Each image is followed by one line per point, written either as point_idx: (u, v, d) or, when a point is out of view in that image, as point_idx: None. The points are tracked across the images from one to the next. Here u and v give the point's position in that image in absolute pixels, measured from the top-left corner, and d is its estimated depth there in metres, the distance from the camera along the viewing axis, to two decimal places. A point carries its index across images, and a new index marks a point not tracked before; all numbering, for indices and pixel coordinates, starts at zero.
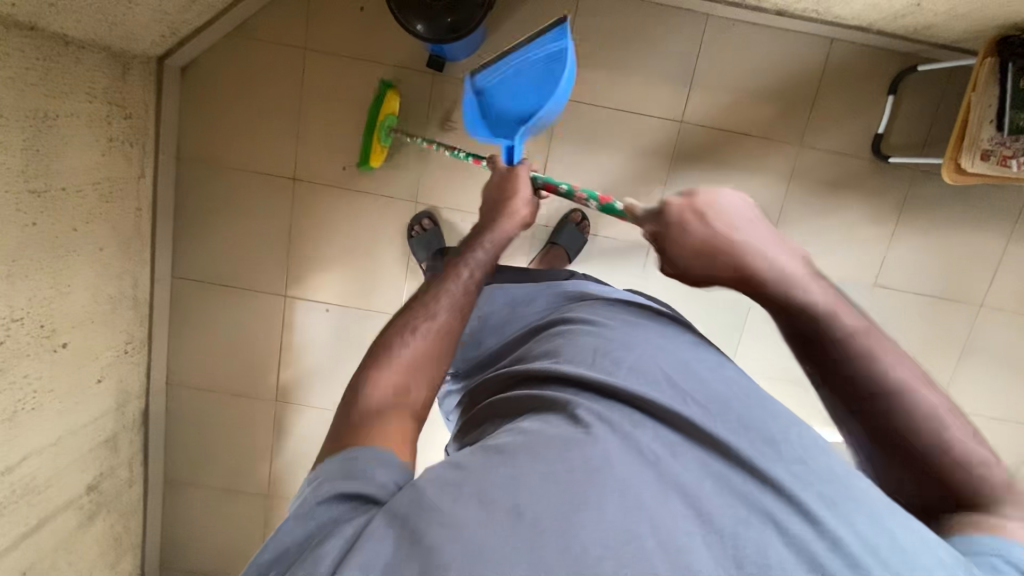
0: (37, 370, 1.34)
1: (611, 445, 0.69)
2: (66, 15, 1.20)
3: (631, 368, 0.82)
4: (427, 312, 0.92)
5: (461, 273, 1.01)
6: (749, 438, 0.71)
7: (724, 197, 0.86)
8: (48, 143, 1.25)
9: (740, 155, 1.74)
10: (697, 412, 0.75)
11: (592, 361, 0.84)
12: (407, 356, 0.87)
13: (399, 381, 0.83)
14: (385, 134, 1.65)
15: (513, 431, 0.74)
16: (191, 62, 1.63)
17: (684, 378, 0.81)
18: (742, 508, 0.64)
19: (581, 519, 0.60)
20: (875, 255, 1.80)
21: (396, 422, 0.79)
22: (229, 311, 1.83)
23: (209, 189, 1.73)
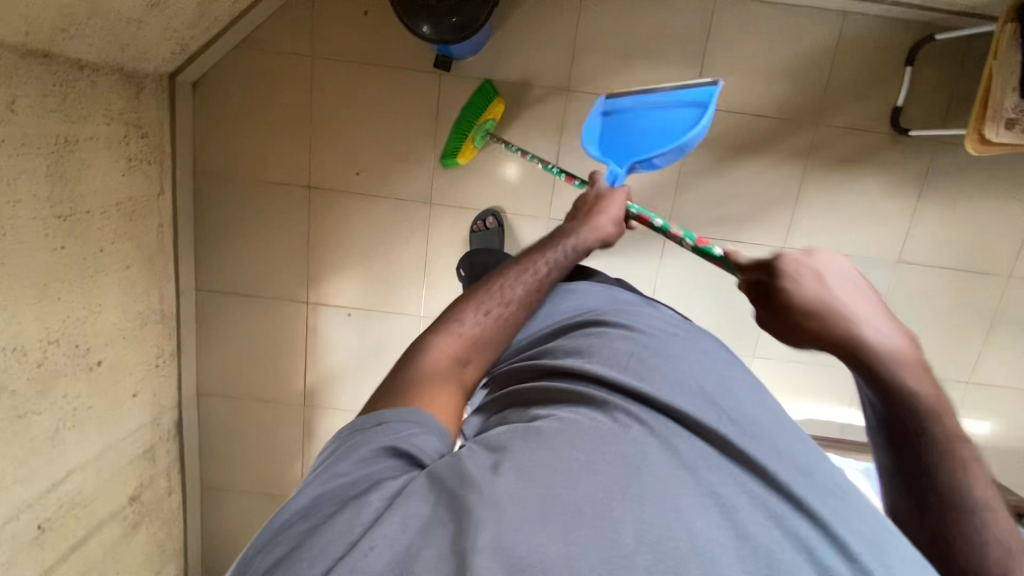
0: (75, 389, 1.38)
1: (650, 451, 0.68)
2: (78, 40, 1.21)
3: (671, 371, 0.80)
4: (501, 295, 0.99)
5: (538, 267, 1.05)
6: (779, 453, 0.70)
7: (836, 265, 0.76)
8: (69, 167, 1.28)
9: (756, 137, 1.71)
10: (733, 426, 0.73)
11: (630, 361, 0.82)
12: (471, 329, 0.94)
13: (456, 350, 0.91)
14: (480, 137, 1.66)
15: (549, 418, 0.74)
16: (201, 76, 1.65)
17: (723, 390, 0.78)
18: (773, 528, 0.63)
19: (616, 512, 0.61)
20: (898, 230, 1.78)
21: (450, 391, 0.86)
22: (253, 321, 1.87)
23: (227, 202, 1.75)
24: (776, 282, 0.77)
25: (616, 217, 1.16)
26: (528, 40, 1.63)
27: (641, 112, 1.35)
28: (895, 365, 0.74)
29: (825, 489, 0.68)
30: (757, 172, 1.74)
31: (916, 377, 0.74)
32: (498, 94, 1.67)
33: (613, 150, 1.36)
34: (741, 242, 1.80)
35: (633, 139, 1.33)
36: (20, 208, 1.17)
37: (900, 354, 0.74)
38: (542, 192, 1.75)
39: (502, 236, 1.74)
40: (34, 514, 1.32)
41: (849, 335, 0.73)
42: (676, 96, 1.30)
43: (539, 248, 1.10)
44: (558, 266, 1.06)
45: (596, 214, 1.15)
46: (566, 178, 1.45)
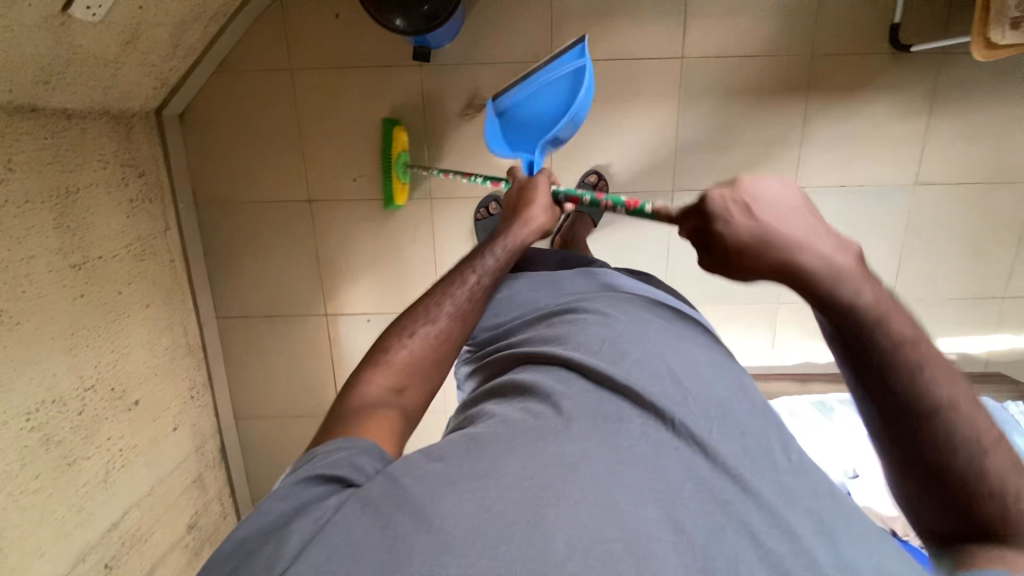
0: (118, 430, 1.42)
1: (591, 447, 0.68)
2: (61, 90, 1.22)
3: (636, 360, 0.80)
4: (427, 315, 0.98)
5: (469, 276, 1.05)
6: (743, 446, 0.71)
7: (769, 188, 0.68)
8: (74, 217, 1.29)
9: (751, 79, 1.66)
10: (691, 413, 0.73)
11: (598, 351, 0.83)
12: (400, 357, 0.92)
13: (391, 380, 0.89)
14: (402, 170, 1.68)
15: (496, 421, 0.75)
16: (186, 107, 1.65)
17: (688, 372, 0.79)
18: (719, 520, 0.63)
19: (551, 516, 0.60)
20: (910, 152, 1.72)
21: (381, 417, 0.84)
22: (277, 340, 1.89)
23: (231, 228, 1.76)
24: (708, 224, 0.69)
25: (546, 205, 1.15)
26: (503, 18, 1.60)
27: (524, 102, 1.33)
28: (849, 280, 0.66)
29: (785, 484, 0.69)
30: (757, 115, 1.69)
31: (869, 288, 0.66)
32: (480, 78, 1.64)
33: (519, 140, 1.34)
34: None
35: (531, 125, 1.31)
36: (35, 264, 1.18)
37: (845, 269, 0.66)
38: None
39: None
40: (99, 554, 1.37)
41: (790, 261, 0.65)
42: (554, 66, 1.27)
43: (475, 256, 1.10)
44: (488, 271, 1.06)
45: (524, 209, 1.14)
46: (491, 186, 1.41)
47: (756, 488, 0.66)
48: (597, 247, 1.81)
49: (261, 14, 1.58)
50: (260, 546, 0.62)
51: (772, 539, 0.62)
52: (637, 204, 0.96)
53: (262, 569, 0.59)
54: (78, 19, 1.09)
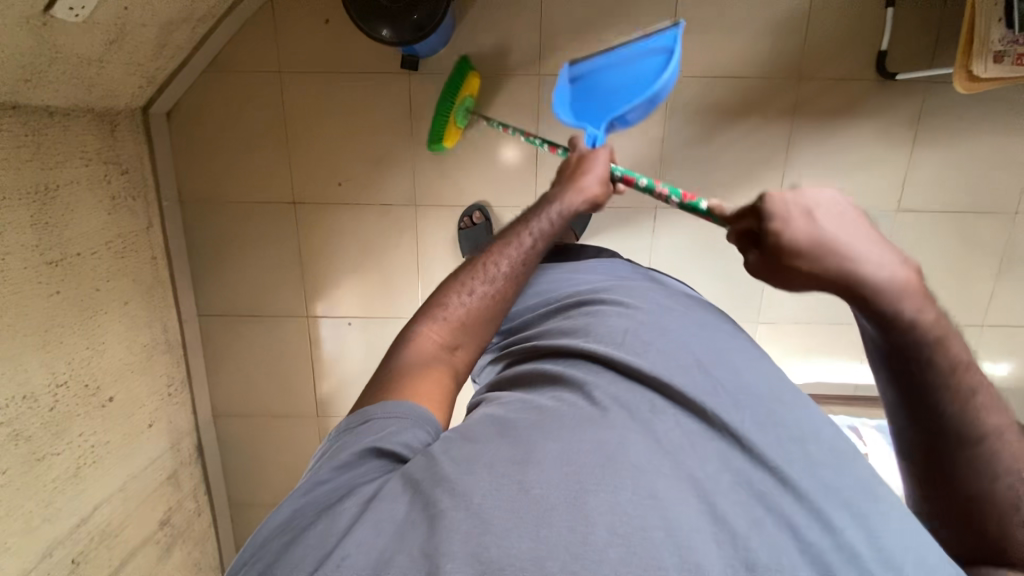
0: (90, 426, 1.42)
1: (628, 439, 0.69)
2: (43, 87, 1.22)
3: (663, 350, 0.79)
4: (485, 273, 0.99)
5: (524, 237, 1.02)
6: (780, 429, 0.71)
7: (827, 197, 0.69)
8: (53, 213, 1.29)
9: (737, 99, 1.67)
10: (724, 403, 0.72)
11: (624, 341, 0.82)
12: (459, 311, 0.95)
13: (444, 336, 0.93)
14: (462, 116, 1.63)
15: (530, 408, 0.77)
16: (173, 107, 1.65)
17: (717, 361, 0.78)
18: (757, 510, 0.64)
19: (591, 503, 0.62)
20: (893, 179, 1.73)
21: (433, 374, 0.88)
22: (259, 340, 1.89)
23: (216, 227, 1.77)
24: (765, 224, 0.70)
25: (600, 177, 1.08)
26: (493, 30, 1.61)
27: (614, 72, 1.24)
28: (895, 297, 0.67)
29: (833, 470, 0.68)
30: (742, 136, 1.70)
31: (910, 303, 0.67)
32: None
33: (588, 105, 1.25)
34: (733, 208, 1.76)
35: (607, 96, 1.23)
36: (10, 260, 1.19)
37: (894, 287, 0.67)
38: (526, 182, 1.73)
39: (490, 230, 1.74)
40: (67, 548, 1.38)
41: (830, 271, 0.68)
42: (645, 46, 1.21)
43: (528, 216, 1.07)
44: (544, 233, 1.03)
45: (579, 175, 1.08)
46: (549, 149, 1.39)
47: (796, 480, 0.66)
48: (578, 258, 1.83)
49: (251, 17, 1.58)
50: (309, 521, 0.67)
51: (812, 533, 0.63)
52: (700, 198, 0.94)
53: (312, 543, 0.64)
54: (61, 19, 1.10)
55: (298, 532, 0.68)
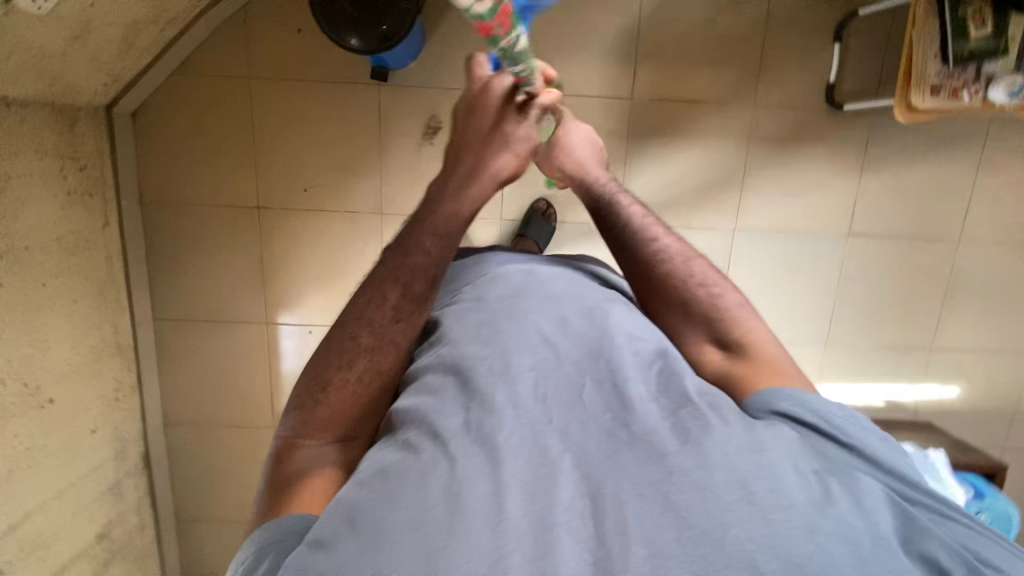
0: (26, 428, 1.36)
1: (475, 463, 0.77)
2: (0, 77, 1.21)
3: (502, 378, 0.92)
4: (343, 357, 0.92)
5: (383, 297, 0.95)
6: (596, 440, 0.82)
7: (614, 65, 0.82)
8: (3, 205, 1.26)
9: (697, 121, 1.73)
10: (545, 418, 0.86)
11: (470, 375, 0.92)
12: (326, 410, 0.90)
13: (321, 437, 0.89)
14: None
15: (382, 465, 0.79)
16: (139, 107, 1.65)
17: (546, 385, 0.92)
18: (602, 515, 0.71)
19: (444, 559, 0.65)
20: (843, 204, 1.81)
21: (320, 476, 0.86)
22: (216, 346, 1.85)
23: (177, 230, 1.75)
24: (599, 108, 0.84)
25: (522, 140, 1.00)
26: (461, 47, 1.65)
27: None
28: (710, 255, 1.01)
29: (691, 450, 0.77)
30: (700, 158, 1.76)
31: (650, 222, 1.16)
32: (437, 101, 1.68)
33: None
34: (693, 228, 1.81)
35: None
36: None
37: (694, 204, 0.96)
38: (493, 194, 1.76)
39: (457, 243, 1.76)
40: None
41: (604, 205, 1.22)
42: None
43: (385, 268, 0.97)
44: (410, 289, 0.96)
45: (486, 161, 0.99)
46: None
47: (631, 484, 0.75)
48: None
49: (223, 22, 1.60)
50: None
51: (658, 529, 0.69)
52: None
53: None
54: (22, 10, 1.10)
55: None
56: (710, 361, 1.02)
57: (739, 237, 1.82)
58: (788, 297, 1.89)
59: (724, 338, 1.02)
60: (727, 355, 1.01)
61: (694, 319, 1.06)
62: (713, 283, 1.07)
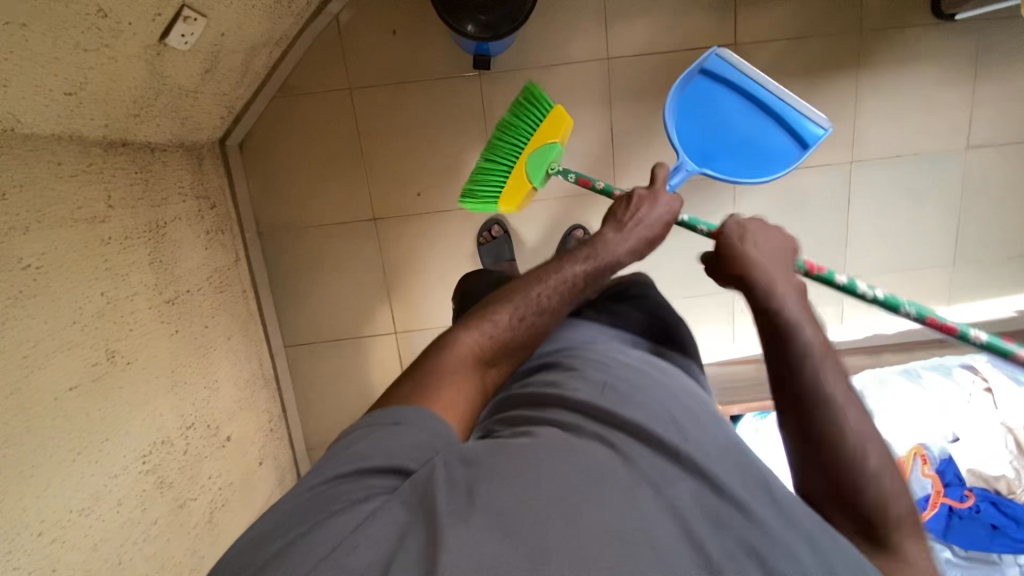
0: (216, 467, 1.36)
1: (615, 466, 0.66)
2: (147, 124, 1.20)
3: (648, 397, 0.77)
4: (537, 301, 0.89)
5: (573, 268, 0.93)
6: (743, 470, 0.70)
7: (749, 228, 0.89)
8: (165, 251, 1.26)
9: (802, 58, 1.69)
10: (700, 439, 0.72)
11: (610, 387, 0.78)
12: (500, 330, 0.87)
13: (484, 351, 0.84)
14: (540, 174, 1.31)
15: (526, 436, 0.71)
16: (245, 136, 1.64)
17: (697, 410, 0.78)
18: (736, 548, 0.60)
19: (568, 536, 0.58)
20: (959, 118, 1.76)
21: (463, 386, 0.81)
22: (347, 364, 1.85)
23: (296, 254, 1.74)
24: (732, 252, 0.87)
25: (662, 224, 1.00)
26: (558, 22, 1.62)
27: (733, 100, 1.25)
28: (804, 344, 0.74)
29: (781, 513, 0.65)
30: (809, 94, 1.72)
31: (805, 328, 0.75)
32: (540, 81, 1.65)
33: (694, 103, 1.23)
34: (809, 167, 1.77)
35: (737, 115, 1.24)
36: (137, 301, 1.15)
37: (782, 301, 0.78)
38: (605, 166, 1.72)
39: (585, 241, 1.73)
40: None
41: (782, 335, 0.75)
42: (691, 143, 1.21)
43: (576, 250, 0.97)
44: (593, 274, 0.93)
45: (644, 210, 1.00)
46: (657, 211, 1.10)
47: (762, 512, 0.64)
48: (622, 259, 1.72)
49: (317, 36, 1.58)
50: (308, 528, 0.61)
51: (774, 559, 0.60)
52: (957, 328, 0.94)
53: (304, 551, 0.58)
54: (172, 48, 1.08)
55: (300, 530, 0.61)
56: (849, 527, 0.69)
57: (857, 168, 1.78)
58: (911, 221, 1.84)
59: (863, 518, 0.68)
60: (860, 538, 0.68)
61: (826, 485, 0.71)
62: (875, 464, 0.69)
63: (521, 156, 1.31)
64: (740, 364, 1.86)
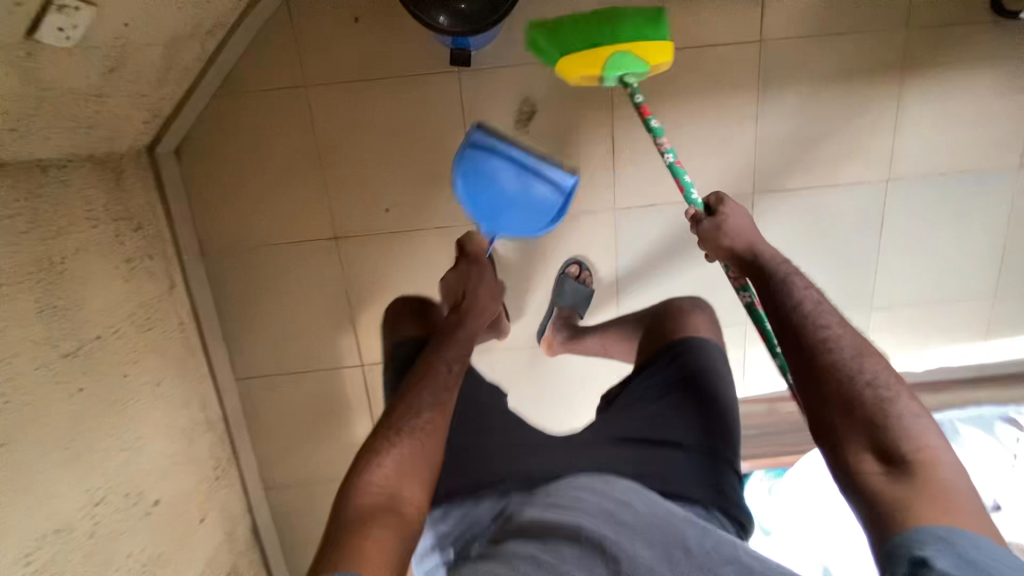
0: (136, 542, 1.15)
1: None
2: (33, 140, 0.96)
3: (576, 509, 0.97)
4: (411, 409, 1.08)
5: (440, 367, 1.16)
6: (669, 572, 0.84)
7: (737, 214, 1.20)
8: (63, 293, 1.03)
9: (837, 58, 1.45)
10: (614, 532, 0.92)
11: (549, 507, 0.99)
12: (393, 458, 1.02)
13: (388, 482, 0.99)
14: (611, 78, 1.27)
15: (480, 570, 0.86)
16: (182, 141, 1.39)
17: (617, 512, 0.97)
18: None
19: None
20: (1015, 130, 1.52)
21: (374, 539, 0.90)
22: (308, 399, 1.64)
23: (245, 277, 1.50)
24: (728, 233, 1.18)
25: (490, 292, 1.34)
26: (553, 10, 1.37)
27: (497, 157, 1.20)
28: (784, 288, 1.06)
29: None
30: (843, 101, 1.47)
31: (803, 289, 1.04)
32: (530, 80, 1.40)
33: (490, 195, 1.24)
34: (840, 184, 1.53)
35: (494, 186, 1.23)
36: (17, 364, 0.92)
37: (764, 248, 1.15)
38: (605, 179, 1.48)
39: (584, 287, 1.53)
40: None
41: (775, 284, 1.08)
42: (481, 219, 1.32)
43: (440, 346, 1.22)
44: (455, 360, 1.19)
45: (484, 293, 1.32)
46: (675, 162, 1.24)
47: None
48: (637, 302, 1.58)
49: (264, 22, 1.33)
50: None
51: None
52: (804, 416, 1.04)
53: None
54: (47, 46, 0.84)
55: None
56: (869, 477, 0.86)
57: (894, 187, 1.54)
58: (953, 248, 1.61)
59: (887, 444, 0.87)
60: (888, 472, 0.85)
61: (851, 411, 0.91)
62: (887, 385, 0.91)
63: (601, 48, 1.23)
64: (754, 405, 1.64)
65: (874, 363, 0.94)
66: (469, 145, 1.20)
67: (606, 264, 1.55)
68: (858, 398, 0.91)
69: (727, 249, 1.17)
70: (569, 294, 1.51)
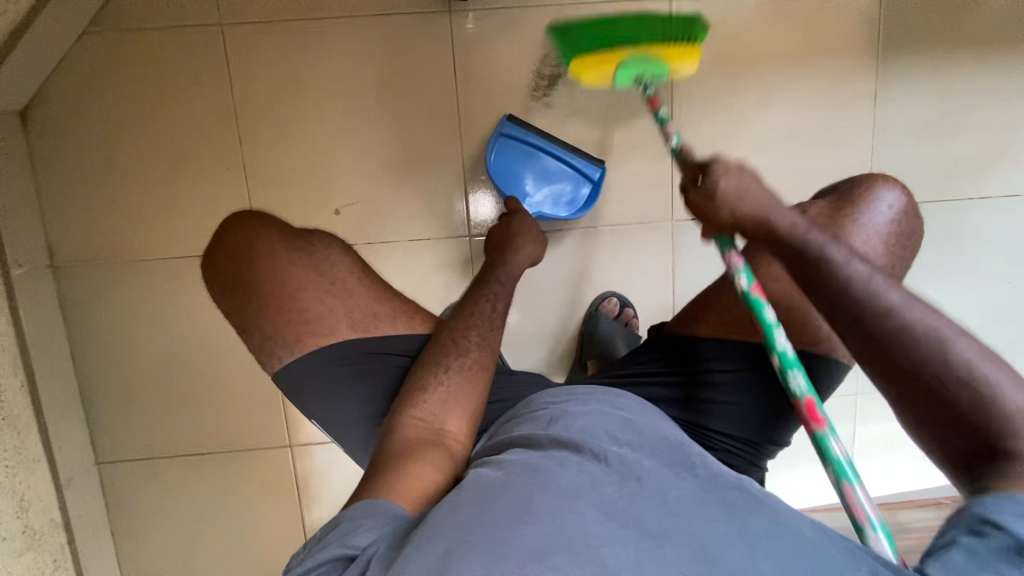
0: None
1: (540, 486, 0.50)
2: None
3: (576, 416, 0.62)
4: (459, 328, 0.75)
5: (482, 300, 0.78)
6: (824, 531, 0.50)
7: (731, 163, 0.61)
8: None
9: (993, 19, 1.01)
10: (640, 443, 0.58)
11: (541, 416, 0.64)
12: (435, 385, 0.70)
13: (433, 409, 0.68)
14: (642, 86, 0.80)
15: (466, 486, 0.53)
16: (34, 97, 0.94)
17: (647, 429, 0.61)
18: (741, 546, 0.45)
19: (477, 540, 0.45)
20: None
21: (419, 465, 0.60)
22: (204, 494, 1.07)
23: (119, 307, 1.00)
24: (712, 204, 0.61)
25: (533, 243, 0.87)
26: None
27: (526, 147, 0.99)
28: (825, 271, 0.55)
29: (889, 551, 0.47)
30: (997, 80, 1.04)
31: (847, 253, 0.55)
32: None
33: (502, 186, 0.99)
34: (988, 198, 1.07)
35: (520, 167, 0.99)
36: None
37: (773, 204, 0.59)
38: (657, 176, 1.02)
39: (615, 328, 1.02)
40: None
41: (811, 268, 0.56)
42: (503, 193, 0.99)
43: (485, 270, 0.85)
44: (502, 287, 0.81)
45: (516, 231, 0.88)
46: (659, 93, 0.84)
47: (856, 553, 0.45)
48: None
49: None
50: None
51: None
52: (821, 429, 0.59)
53: None
54: None
55: None
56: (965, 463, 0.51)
57: None
58: None
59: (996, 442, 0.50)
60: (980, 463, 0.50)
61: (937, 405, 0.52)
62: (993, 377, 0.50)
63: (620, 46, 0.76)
64: None
65: (969, 342, 0.51)
66: (496, 139, 0.98)
67: (658, 297, 1.06)
68: (950, 397, 0.51)
69: (727, 224, 0.61)
70: (610, 336, 1.01)
